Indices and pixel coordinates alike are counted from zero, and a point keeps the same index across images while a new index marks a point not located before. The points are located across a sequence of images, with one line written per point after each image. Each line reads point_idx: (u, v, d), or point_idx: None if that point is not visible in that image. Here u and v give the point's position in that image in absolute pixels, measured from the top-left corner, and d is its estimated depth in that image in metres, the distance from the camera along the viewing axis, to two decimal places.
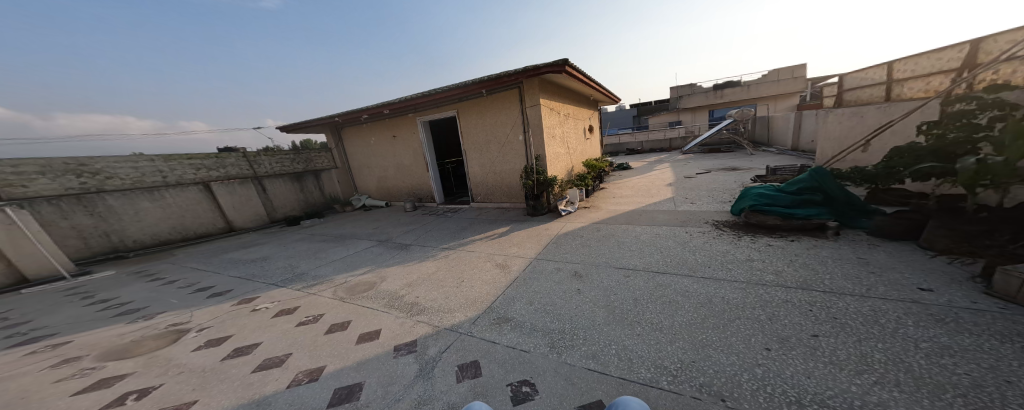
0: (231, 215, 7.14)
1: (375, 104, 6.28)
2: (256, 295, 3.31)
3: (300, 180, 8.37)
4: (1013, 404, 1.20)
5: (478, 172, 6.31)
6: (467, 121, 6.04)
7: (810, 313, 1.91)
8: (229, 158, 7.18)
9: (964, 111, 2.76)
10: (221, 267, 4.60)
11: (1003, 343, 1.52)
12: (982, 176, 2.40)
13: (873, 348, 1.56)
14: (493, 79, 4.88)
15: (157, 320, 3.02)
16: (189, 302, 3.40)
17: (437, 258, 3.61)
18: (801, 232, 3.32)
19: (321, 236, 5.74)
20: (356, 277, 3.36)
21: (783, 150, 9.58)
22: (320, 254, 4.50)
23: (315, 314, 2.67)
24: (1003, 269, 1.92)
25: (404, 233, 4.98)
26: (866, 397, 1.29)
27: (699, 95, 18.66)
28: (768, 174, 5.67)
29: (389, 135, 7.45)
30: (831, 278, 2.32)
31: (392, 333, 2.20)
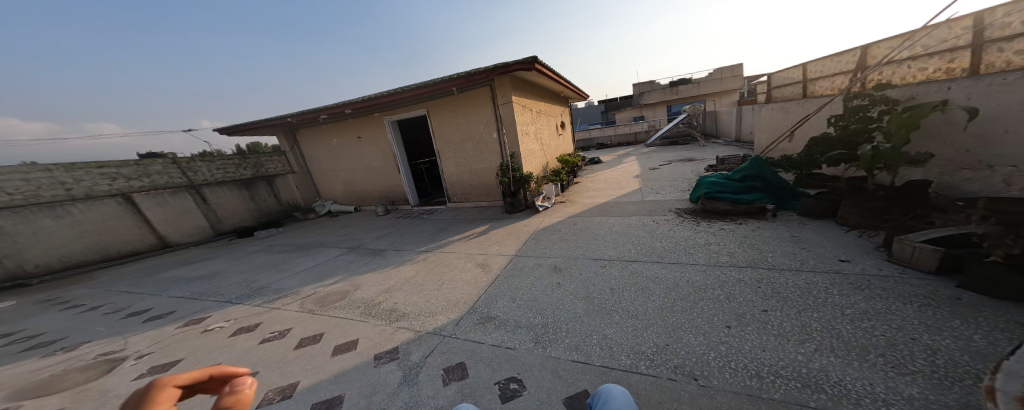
0: (163, 229, 6.38)
1: (336, 103, 5.85)
2: (207, 315, 2.96)
3: (249, 187, 7.66)
4: (916, 354, 1.43)
5: (454, 172, 6.15)
6: (439, 119, 5.87)
7: (760, 290, 2.13)
8: (154, 166, 6.41)
9: (860, 106, 3.21)
10: (160, 287, 4.05)
11: (906, 305, 1.81)
12: (877, 160, 2.81)
13: (811, 317, 1.78)
14: (463, 77, 4.77)
15: (82, 350, 2.59)
16: (119, 328, 2.95)
17: (414, 262, 3.48)
18: (748, 215, 3.69)
19: (281, 246, 5.27)
20: (325, 287, 3.13)
21: (730, 142, 10.53)
22: (281, 265, 4.14)
23: (281, 330, 2.45)
24: (900, 239, 2.27)
25: (376, 238, 4.73)
26: (811, 362, 1.46)
27: (658, 91, 19.80)
28: (718, 163, 6.23)
29: (353, 136, 7.01)
30: (774, 256, 2.62)
31: (372, 341, 2.09)
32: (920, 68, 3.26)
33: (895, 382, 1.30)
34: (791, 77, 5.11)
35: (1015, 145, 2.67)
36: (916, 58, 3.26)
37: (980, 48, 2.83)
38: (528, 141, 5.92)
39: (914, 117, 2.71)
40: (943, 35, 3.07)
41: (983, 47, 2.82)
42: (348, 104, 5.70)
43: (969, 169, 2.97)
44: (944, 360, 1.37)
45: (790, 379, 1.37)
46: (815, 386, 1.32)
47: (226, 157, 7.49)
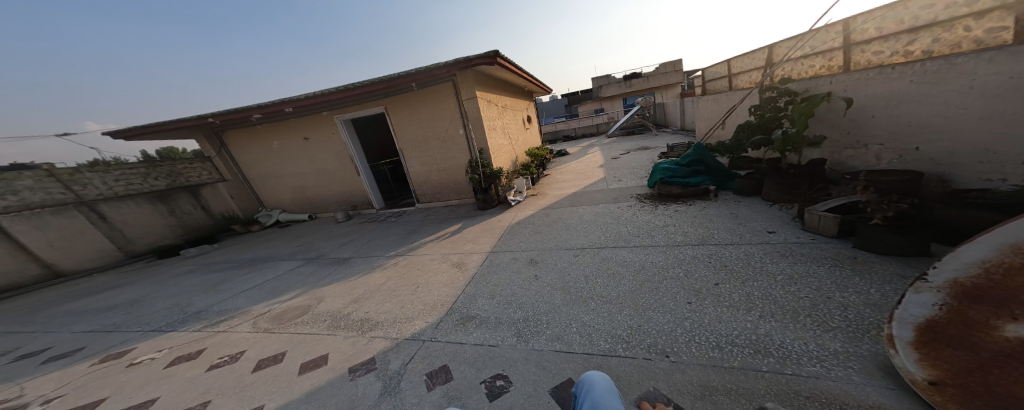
0: (46, 256, 5.32)
1: (274, 101, 5.13)
2: (131, 347, 2.52)
3: (165, 199, 6.56)
4: (833, 310, 1.71)
5: (421, 171, 5.88)
6: (399, 116, 5.52)
7: (711, 265, 2.38)
8: (22, 180, 5.17)
9: (770, 97, 3.66)
10: (61, 322, 3.36)
11: (822, 267, 2.16)
12: (786, 143, 3.23)
13: (753, 286, 2.04)
14: (423, 72, 4.50)
15: None
16: (5, 375, 2.39)
17: (385, 267, 3.29)
18: (696, 196, 4.07)
19: (222, 264, 4.64)
20: (282, 303, 2.84)
21: (678, 131, 11.43)
22: (225, 284, 3.67)
23: (234, 353, 2.19)
24: (808, 209, 2.67)
25: (338, 246, 4.38)
26: (757, 327, 1.67)
27: (614, 85, 20.73)
28: (669, 150, 6.76)
29: (300, 138, 6.32)
30: (719, 232, 2.93)
31: (344, 354, 1.95)
32: (810, 65, 3.76)
33: (821, 337, 1.53)
34: (721, 71, 5.67)
35: (879, 127, 3.06)
36: (806, 57, 3.78)
37: (849, 49, 3.27)
38: (496, 135, 5.86)
39: (808, 107, 3.10)
40: (823, 37, 3.52)
41: (852, 47, 3.25)
42: (290, 103, 5.05)
43: (851, 149, 3.36)
44: (853, 315, 1.65)
45: (744, 347, 1.56)
46: (764, 350, 1.51)
47: (129, 165, 6.33)
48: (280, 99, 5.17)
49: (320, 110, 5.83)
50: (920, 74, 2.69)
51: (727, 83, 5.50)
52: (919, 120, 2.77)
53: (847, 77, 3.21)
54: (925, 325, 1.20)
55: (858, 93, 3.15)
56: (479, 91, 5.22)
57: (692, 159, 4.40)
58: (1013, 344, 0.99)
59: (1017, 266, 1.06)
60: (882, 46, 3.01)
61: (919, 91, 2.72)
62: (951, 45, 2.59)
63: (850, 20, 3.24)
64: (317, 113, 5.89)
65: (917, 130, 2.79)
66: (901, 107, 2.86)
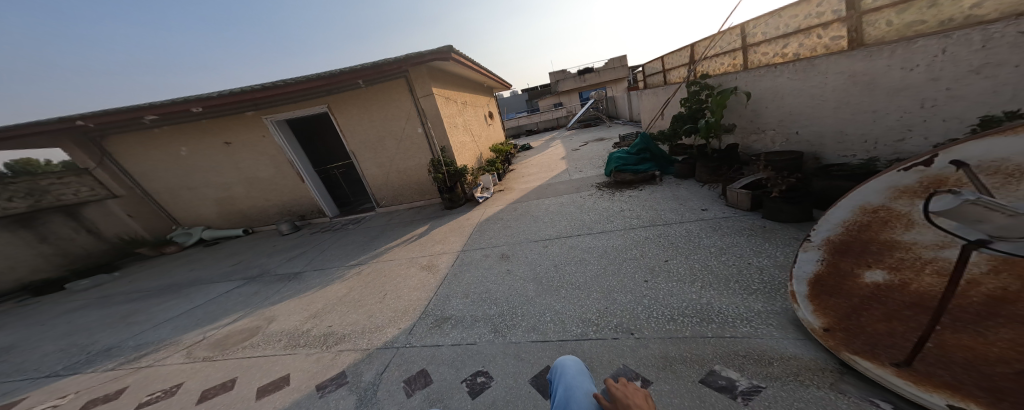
0: None
1: (181, 100, 4.32)
2: (17, 398, 2.05)
3: (31, 225, 5.24)
4: (755, 273, 2.04)
5: (378, 173, 5.50)
6: (345, 116, 5.06)
7: (660, 243, 2.65)
8: None
9: (694, 90, 4.11)
10: None
11: (746, 236, 2.52)
12: (708, 130, 3.68)
13: (695, 260, 2.32)
14: (369, 68, 4.16)
15: None
16: None
17: (348, 277, 3.07)
18: (646, 181, 4.44)
19: (136, 291, 3.89)
20: (225, 327, 2.50)
21: (627, 122, 12.27)
22: (144, 313, 3.12)
23: (168, 387, 1.89)
24: (728, 188, 3.09)
25: (288, 260, 3.95)
26: (701, 298, 1.91)
27: (570, 80, 21.39)
28: (621, 141, 7.24)
29: (221, 143, 5.47)
30: (665, 213, 3.25)
31: (308, 372, 1.80)
32: (720, 63, 4.33)
33: (751, 300, 1.81)
34: (656, 67, 6.18)
35: (771, 116, 3.59)
36: (718, 56, 4.31)
37: (747, 49, 3.81)
38: (458, 133, 5.71)
39: (721, 99, 3.57)
40: (728, 39, 4.07)
41: (748, 49, 3.79)
42: (202, 101, 4.29)
43: (755, 134, 3.89)
44: (769, 276, 1.98)
45: (693, 317, 1.77)
46: (708, 318, 1.74)
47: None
48: (184, 97, 4.38)
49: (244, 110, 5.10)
50: (793, 72, 3.21)
51: (663, 78, 6.02)
52: (796, 110, 3.30)
53: (747, 74, 3.74)
54: (815, 279, 1.48)
55: (755, 86, 3.68)
56: (435, 88, 5.01)
57: (640, 148, 4.78)
58: (874, 288, 1.29)
59: (864, 223, 1.32)
60: (768, 48, 3.55)
61: (793, 86, 3.24)
62: (811, 48, 3.11)
63: (745, 26, 3.77)
64: (239, 113, 5.14)
65: (796, 119, 3.33)
66: (782, 99, 3.40)
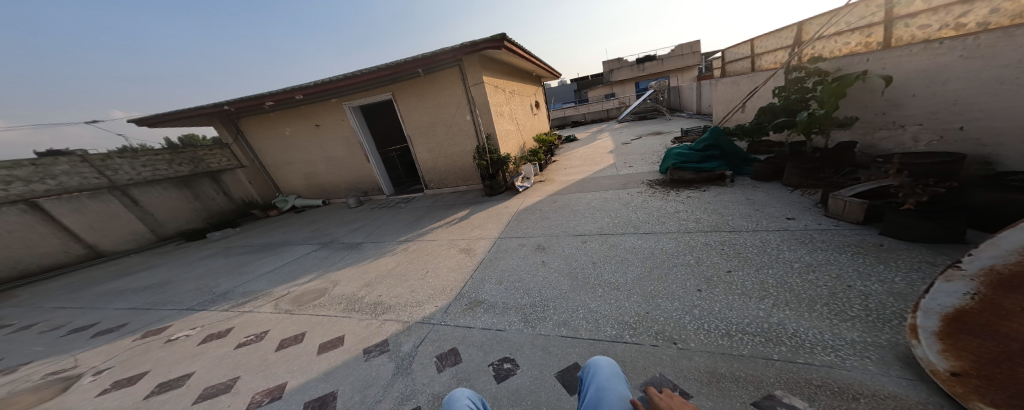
0: (89, 237, 5.70)
1: (284, 89, 5.21)
2: (168, 324, 2.69)
3: (190, 185, 6.85)
4: (853, 301, 1.63)
5: (428, 158, 5.89)
6: (405, 104, 5.51)
7: (723, 252, 2.33)
8: (60, 165, 5.44)
9: (797, 77, 3.40)
10: (106, 299, 3.59)
11: (844, 255, 2.07)
12: (811, 124, 3.02)
13: (768, 274, 1.98)
14: (428, 57, 4.44)
15: (24, 371, 2.25)
16: (63, 346, 2.59)
17: (395, 252, 3.38)
18: (710, 182, 3.94)
19: (242, 248, 4.85)
20: (300, 285, 2.97)
21: (690, 116, 11.07)
22: (248, 266, 3.85)
23: (259, 332, 2.30)
24: (833, 195, 2.54)
25: (349, 233, 4.49)
26: (770, 319, 1.61)
27: (627, 68, 20.04)
28: (683, 135, 6.54)
29: (311, 125, 6.41)
30: (733, 218, 2.84)
31: (358, 336, 2.03)
32: (844, 43, 3.48)
33: (840, 328, 1.48)
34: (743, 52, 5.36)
35: (918, 107, 2.90)
36: (840, 34, 3.50)
37: (890, 24, 3.03)
38: (504, 121, 5.81)
39: (840, 86, 2.91)
40: (861, 12, 3.29)
41: (893, 22, 3.00)
42: (301, 90, 5.11)
43: (886, 129, 3.21)
44: (874, 304, 1.59)
45: (755, 335, 1.53)
46: (776, 340, 1.48)
47: (151, 153, 6.47)
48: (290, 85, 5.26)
49: (326, 97, 5.91)
50: (969, 49, 2.50)
51: (750, 65, 5.19)
52: (965, 98, 2.59)
53: (885, 54, 3.01)
54: (953, 315, 1.14)
55: (897, 70, 2.96)
56: (486, 76, 5.14)
57: (707, 144, 4.20)
58: None
59: None
60: (929, 19, 2.78)
61: (965, 68, 2.54)
62: (1013, 15, 2.35)
63: None
64: (326, 100, 5.98)
65: (961, 109, 2.63)
66: (943, 85, 2.69)
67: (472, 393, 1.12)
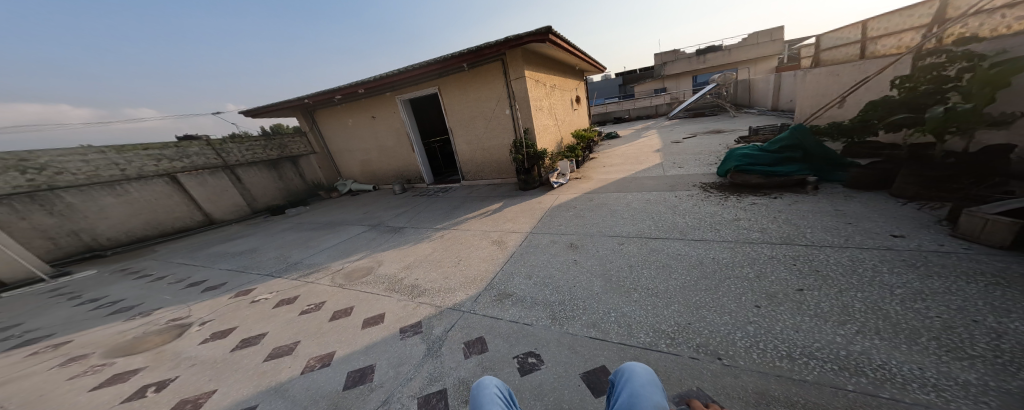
0: (207, 207, 6.75)
1: (348, 83, 5.85)
2: (252, 287, 3.18)
3: (277, 168, 7.89)
4: (980, 341, 1.29)
5: (466, 150, 6.11)
6: (450, 98, 5.78)
7: (795, 268, 2.01)
8: (192, 147, 6.65)
9: (934, 64, 2.84)
10: (211, 261, 4.37)
11: (969, 284, 1.64)
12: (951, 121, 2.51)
13: (854, 298, 1.66)
14: (474, 52, 4.61)
15: (156, 315, 2.85)
16: (182, 297, 3.21)
17: (432, 239, 3.58)
18: (784, 189, 3.42)
19: (307, 225, 5.58)
20: (351, 263, 3.31)
21: (763, 113, 9.73)
22: (312, 242, 4.40)
23: (317, 303, 2.61)
24: (964, 211, 2.04)
25: (393, 217, 4.87)
26: (850, 347, 1.36)
27: (684, 61, 18.52)
28: (752, 134, 5.79)
29: (368, 116, 7.09)
30: (812, 232, 2.43)
31: (396, 315, 2.20)
32: (1016, 17, 2.79)
33: (949, 367, 1.21)
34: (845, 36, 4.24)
35: None
36: (1013, 6, 2.80)
37: None
38: (542, 116, 5.76)
39: (1001, 74, 2.36)
40: None
41: None
42: (362, 84, 5.74)
43: None
44: (1012, 347, 1.24)
45: (826, 362, 1.31)
46: (854, 369, 1.25)
47: (252, 140, 7.60)
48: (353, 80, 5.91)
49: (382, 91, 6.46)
50: None
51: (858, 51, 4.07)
52: None
53: None
54: None
55: None
56: (528, 71, 5.16)
57: (783, 144, 3.70)
58: None
59: None
60: None
61: None
62: None
63: None
64: (381, 94, 6.55)
65: None
66: None
67: (499, 384, 1.09)
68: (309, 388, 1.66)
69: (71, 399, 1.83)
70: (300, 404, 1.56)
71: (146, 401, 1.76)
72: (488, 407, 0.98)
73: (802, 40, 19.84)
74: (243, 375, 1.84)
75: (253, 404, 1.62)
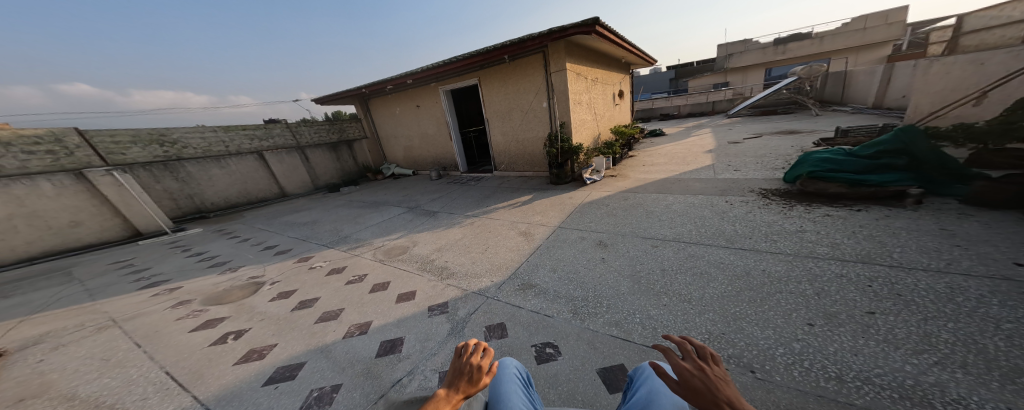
0: (283, 182, 7.76)
1: (398, 75, 6.40)
2: (311, 255, 3.63)
3: (336, 150, 8.75)
4: None
5: (501, 141, 6.19)
6: (490, 90, 5.90)
7: (868, 289, 1.74)
8: (275, 129, 7.73)
9: None
10: (281, 229, 5.07)
11: None
12: None
13: (940, 327, 1.41)
14: (515, 44, 4.68)
15: (240, 272, 3.41)
16: (259, 258, 3.79)
17: (463, 225, 3.73)
18: (871, 201, 2.91)
19: (357, 202, 6.17)
20: (390, 241, 3.61)
21: (860, 112, 8.21)
22: (360, 219, 4.86)
23: (360, 275, 2.89)
24: None
25: (430, 201, 5.17)
26: (921, 378, 1.19)
27: (756, 51, 16.47)
28: (837, 136, 4.95)
29: (413, 105, 7.57)
30: (902, 252, 2.04)
31: (427, 294, 2.35)
32: None
33: None
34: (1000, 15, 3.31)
35: None
36: None
37: None
38: (581, 110, 5.61)
39: None
40: None
41: None
42: (410, 75, 6.16)
43: None
44: None
45: (884, 389, 1.18)
46: (918, 400, 1.12)
47: (319, 124, 8.47)
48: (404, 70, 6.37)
49: (428, 82, 6.85)
50: None
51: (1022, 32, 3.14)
52: None
53: None
54: None
55: None
56: (570, 63, 5.06)
57: (882, 148, 3.07)
58: None
59: None
60: None
61: None
62: None
63: None
64: (427, 84, 6.93)
65: None
66: None
67: (518, 367, 1.07)
68: (348, 352, 1.86)
69: (177, 336, 2.29)
70: (340, 366, 1.76)
71: (227, 345, 2.12)
72: (505, 386, 0.95)
73: (922, 23, 16.28)
74: (299, 333, 2.13)
75: (303, 360, 1.86)
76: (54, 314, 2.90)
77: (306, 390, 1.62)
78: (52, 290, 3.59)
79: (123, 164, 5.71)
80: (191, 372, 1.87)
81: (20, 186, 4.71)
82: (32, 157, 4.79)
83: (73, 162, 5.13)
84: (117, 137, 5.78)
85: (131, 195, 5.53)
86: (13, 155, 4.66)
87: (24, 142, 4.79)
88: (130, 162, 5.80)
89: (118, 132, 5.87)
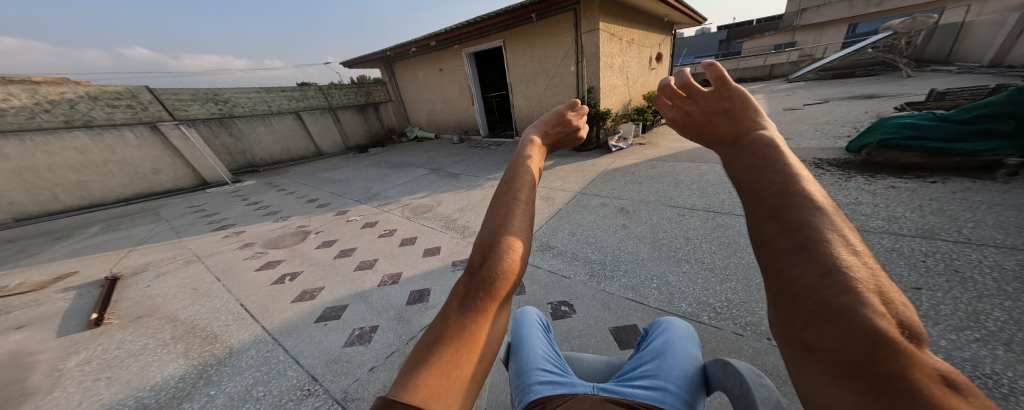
0: (319, 142, 8.27)
1: (423, 36, 6.29)
2: (348, 209, 3.94)
3: (364, 112, 9.02)
4: None
5: (524, 106, 5.99)
6: (514, 51, 5.63)
7: (920, 264, 1.60)
8: (310, 92, 8.14)
9: None
10: (320, 184, 5.49)
11: None
12: None
13: (994, 305, 1.33)
14: (545, 1, 4.37)
15: (290, 221, 3.82)
16: (305, 210, 4.20)
17: (484, 188, 3.80)
18: (952, 173, 2.52)
19: (385, 163, 6.45)
20: (417, 200, 3.79)
21: (969, 71, 6.76)
22: (388, 178, 5.11)
23: (390, 230, 3.12)
24: None
25: (453, 164, 5.27)
26: (955, 352, 1.17)
27: (841, 3, 13.88)
28: (926, 101, 4.19)
29: (437, 69, 7.50)
30: (974, 227, 1.78)
31: (451, 250, 2.50)
32: None
33: None
34: None
35: None
36: None
37: None
38: (613, 74, 5.23)
39: None
40: None
41: None
42: (434, 37, 6.06)
43: None
44: None
45: None
46: None
47: (348, 86, 8.69)
48: (429, 32, 6.26)
49: (452, 44, 6.71)
50: None
51: None
52: None
53: None
54: None
55: None
56: (604, 20, 4.64)
57: (984, 111, 2.51)
58: None
59: None
60: None
61: None
62: None
63: None
64: (450, 46, 6.80)
65: None
66: None
67: (538, 314, 1.12)
68: (382, 297, 2.09)
69: (247, 273, 2.68)
70: (376, 310, 1.97)
71: (285, 285, 2.44)
72: (527, 330, 1.01)
73: None
74: (341, 279, 2.39)
75: (346, 303, 2.10)
76: (151, 248, 3.50)
77: (351, 328, 1.86)
78: (148, 227, 4.32)
79: (185, 119, 6.35)
80: (259, 306, 2.21)
81: (111, 136, 5.54)
82: (116, 111, 5.55)
83: (148, 116, 5.86)
84: (180, 95, 6.43)
85: (198, 150, 6.28)
86: (101, 109, 5.43)
87: (108, 97, 5.53)
88: (191, 118, 6.44)
89: (182, 92, 6.51)
